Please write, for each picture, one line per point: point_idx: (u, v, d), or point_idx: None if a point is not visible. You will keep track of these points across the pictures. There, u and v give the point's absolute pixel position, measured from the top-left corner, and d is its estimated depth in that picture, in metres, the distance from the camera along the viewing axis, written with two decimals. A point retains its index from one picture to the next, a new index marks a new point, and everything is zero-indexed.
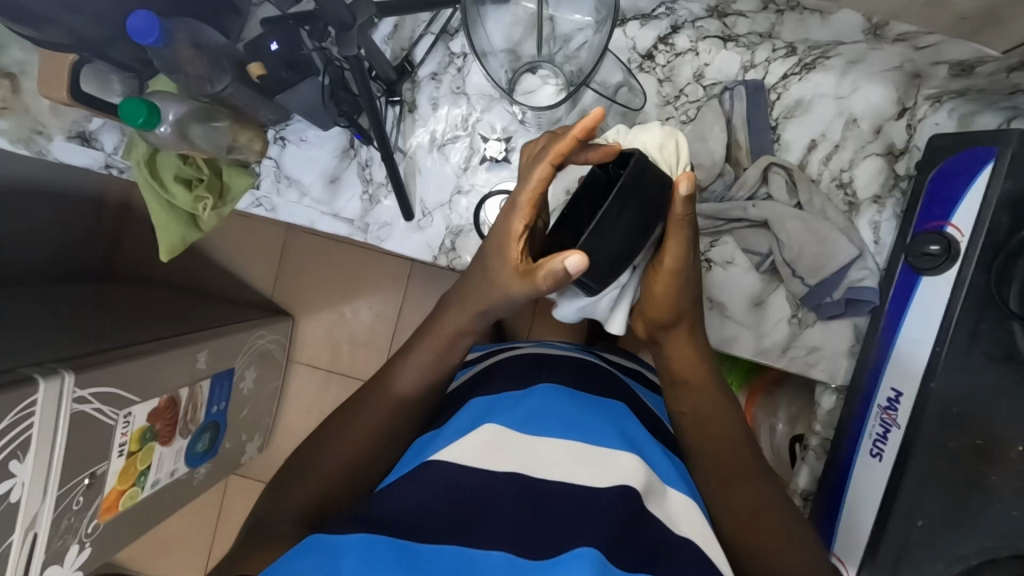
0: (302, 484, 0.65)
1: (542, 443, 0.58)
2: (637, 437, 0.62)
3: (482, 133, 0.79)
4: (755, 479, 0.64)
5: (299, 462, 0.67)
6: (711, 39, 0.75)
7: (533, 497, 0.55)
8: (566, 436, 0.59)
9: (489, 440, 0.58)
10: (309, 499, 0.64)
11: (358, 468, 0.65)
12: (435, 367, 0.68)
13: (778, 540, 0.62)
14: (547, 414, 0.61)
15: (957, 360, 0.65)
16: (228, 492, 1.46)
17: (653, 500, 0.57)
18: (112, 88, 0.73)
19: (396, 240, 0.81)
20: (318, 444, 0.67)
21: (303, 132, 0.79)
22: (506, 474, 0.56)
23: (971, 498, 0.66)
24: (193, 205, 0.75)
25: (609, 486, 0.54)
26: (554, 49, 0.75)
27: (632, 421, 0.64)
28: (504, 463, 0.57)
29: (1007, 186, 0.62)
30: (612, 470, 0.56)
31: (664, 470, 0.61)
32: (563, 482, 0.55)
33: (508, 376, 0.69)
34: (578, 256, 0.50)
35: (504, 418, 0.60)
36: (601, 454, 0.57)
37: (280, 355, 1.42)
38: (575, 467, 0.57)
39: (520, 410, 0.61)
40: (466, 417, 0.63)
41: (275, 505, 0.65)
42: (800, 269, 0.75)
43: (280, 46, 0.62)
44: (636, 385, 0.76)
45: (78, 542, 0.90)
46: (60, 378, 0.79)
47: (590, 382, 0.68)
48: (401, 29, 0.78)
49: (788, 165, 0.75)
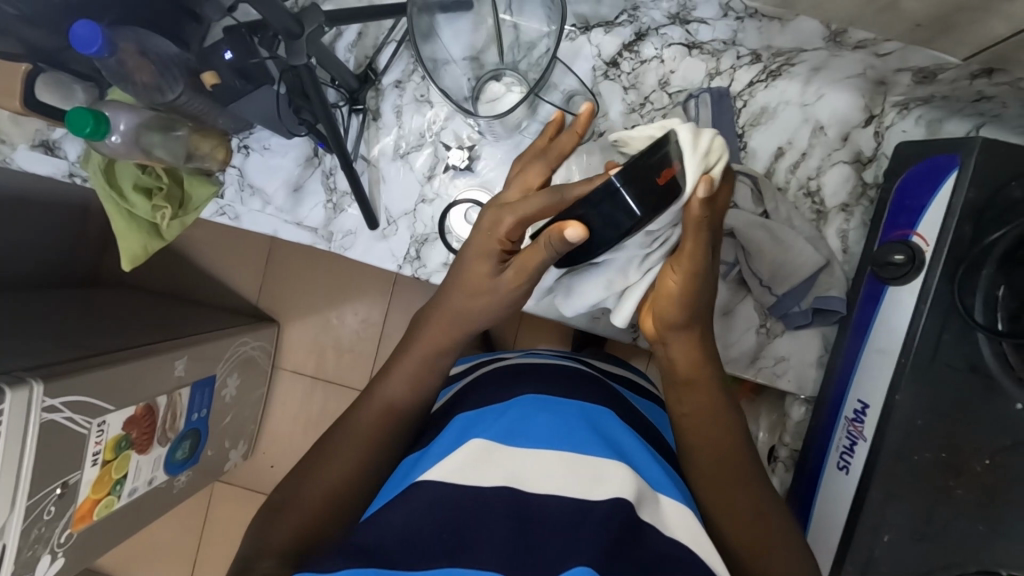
0: (288, 511, 0.58)
1: (529, 455, 0.56)
2: (629, 444, 0.59)
3: (445, 141, 0.78)
4: (752, 484, 0.60)
5: (280, 493, 0.61)
6: (675, 46, 0.75)
7: (525, 512, 0.52)
8: (553, 445, 0.56)
9: (474, 456, 0.56)
10: (302, 527, 0.58)
11: (352, 486, 0.60)
12: (423, 375, 0.65)
13: (777, 547, 0.57)
14: (533, 424, 0.58)
15: (922, 372, 0.63)
16: (214, 499, 1.45)
17: (647, 508, 0.54)
18: (75, 97, 0.72)
19: (360, 249, 0.81)
20: (302, 472, 0.61)
21: (266, 140, 0.79)
22: (496, 490, 0.53)
23: (937, 512, 0.64)
24: (153, 214, 0.75)
25: (608, 495, 0.52)
26: (518, 56, 0.74)
27: (622, 426, 0.61)
28: (492, 478, 0.54)
29: (970, 195, 0.61)
30: (603, 479, 0.53)
31: (659, 477, 0.57)
32: (553, 494, 0.53)
33: (486, 390, 0.67)
34: (578, 226, 0.50)
35: (489, 432, 0.58)
36: (593, 463, 0.54)
37: (265, 362, 1.41)
38: (565, 478, 0.54)
39: (504, 423, 0.59)
40: (453, 431, 0.61)
41: (259, 541, 0.57)
42: (767, 280, 0.74)
43: (234, 55, 0.61)
44: (626, 392, 0.74)
45: (50, 552, 0.89)
46: (28, 388, 0.78)
47: (578, 389, 0.65)
48: (365, 37, 0.78)
49: (753, 173, 0.73)
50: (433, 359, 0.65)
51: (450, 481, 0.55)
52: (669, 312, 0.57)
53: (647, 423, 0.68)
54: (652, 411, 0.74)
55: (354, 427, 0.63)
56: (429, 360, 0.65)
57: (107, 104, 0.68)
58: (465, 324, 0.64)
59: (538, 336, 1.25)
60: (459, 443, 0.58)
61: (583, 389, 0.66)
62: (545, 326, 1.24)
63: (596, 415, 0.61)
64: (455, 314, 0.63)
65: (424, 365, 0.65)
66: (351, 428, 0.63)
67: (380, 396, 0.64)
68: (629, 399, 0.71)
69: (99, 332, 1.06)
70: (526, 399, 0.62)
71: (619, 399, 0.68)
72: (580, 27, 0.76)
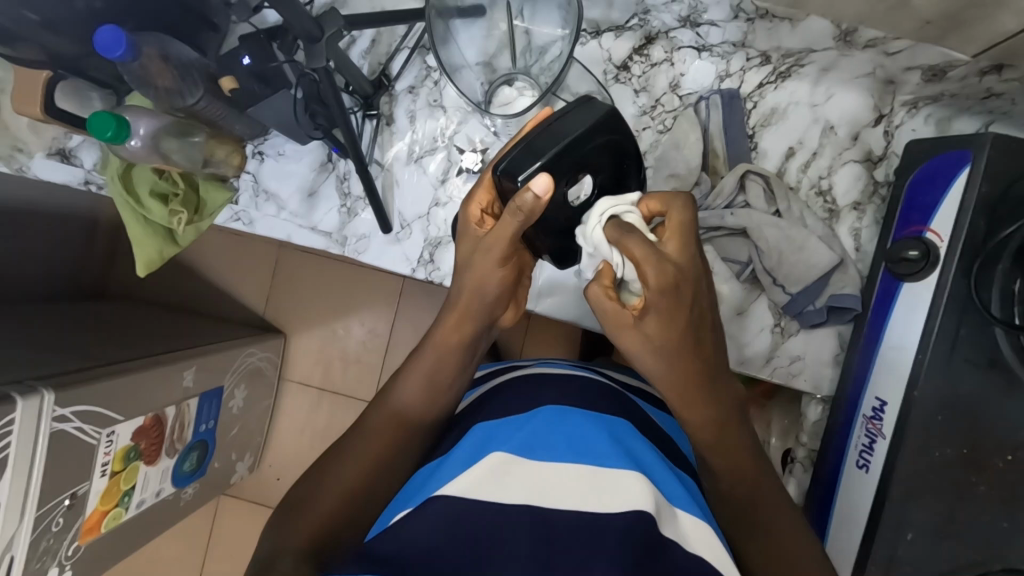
0: (307, 510, 0.58)
1: (549, 466, 0.55)
2: (647, 457, 0.58)
3: (458, 145, 0.79)
4: (767, 482, 0.58)
5: (299, 488, 0.60)
6: (686, 49, 0.76)
7: (544, 530, 0.51)
8: (571, 459, 0.55)
9: (493, 470, 0.54)
10: (317, 531, 0.57)
11: (367, 488, 0.59)
12: (440, 380, 0.63)
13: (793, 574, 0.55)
14: (551, 435, 0.57)
15: (940, 368, 0.63)
16: (219, 513, 1.43)
17: (668, 523, 0.53)
18: (93, 105, 0.73)
19: (373, 252, 0.81)
20: (321, 467, 0.61)
21: (280, 146, 0.80)
22: (515, 506, 0.52)
23: (959, 510, 0.64)
24: (169, 219, 0.75)
25: (624, 507, 0.51)
26: (530, 61, 0.75)
27: (638, 437, 0.60)
28: (509, 494, 0.53)
29: (984, 189, 0.62)
30: (622, 488, 0.52)
31: (677, 490, 0.57)
32: (574, 510, 0.52)
33: (507, 398, 0.65)
34: (544, 178, 0.52)
35: (508, 444, 0.57)
36: (612, 479, 0.53)
37: (272, 374, 1.40)
38: (585, 492, 0.53)
39: (522, 433, 0.58)
40: (471, 442, 0.59)
41: (276, 541, 0.57)
42: (780, 277, 0.75)
43: (252, 60, 0.62)
44: (643, 403, 0.73)
45: (57, 565, 0.88)
46: (40, 397, 0.78)
47: (599, 401, 0.64)
48: (379, 44, 0.79)
49: (764, 172, 0.75)
50: (448, 361, 0.63)
51: (468, 496, 0.53)
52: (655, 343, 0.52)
53: (659, 431, 0.67)
54: (669, 424, 0.73)
55: (373, 431, 0.61)
56: (447, 362, 0.63)
57: (127, 108, 0.68)
58: (482, 314, 0.61)
59: (546, 344, 1.25)
60: (479, 455, 0.57)
61: (605, 402, 0.64)
62: (553, 334, 1.24)
63: (616, 427, 0.60)
64: (470, 300, 0.61)
65: (442, 364, 0.63)
66: (365, 433, 0.62)
67: (398, 397, 0.63)
68: (646, 412, 0.71)
69: (109, 343, 1.06)
70: (546, 409, 0.60)
71: (633, 412, 0.67)
72: (590, 31, 0.77)
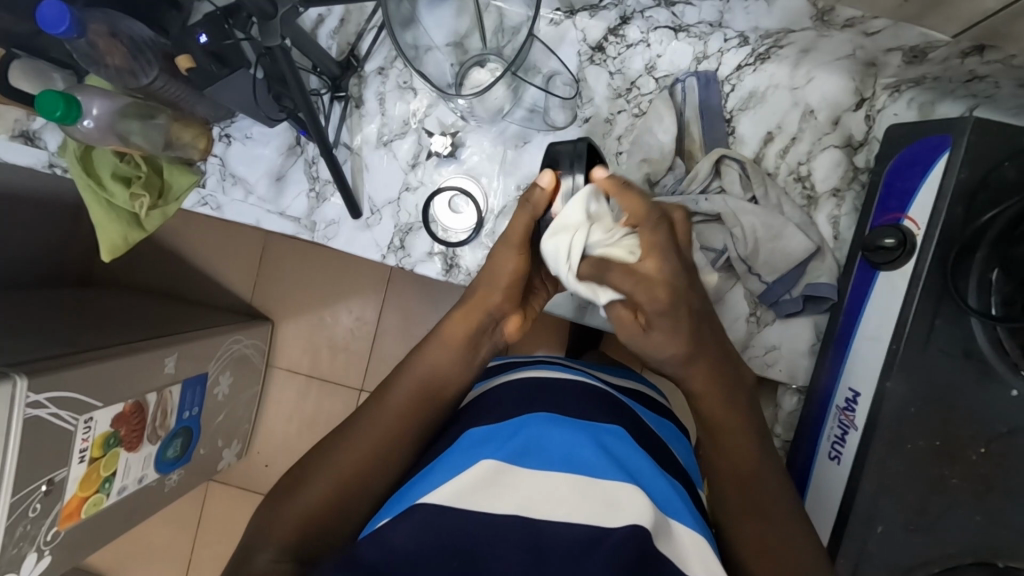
0: (294, 496, 0.55)
1: (541, 478, 0.51)
2: (642, 466, 0.54)
3: (429, 128, 0.77)
4: (772, 486, 0.58)
5: (289, 476, 0.57)
6: (662, 30, 0.74)
7: (535, 543, 0.48)
8: (567, 470, 0.51)
9: (483, 481, 0.50)
10: (308, 516, 0.54)
11: (359, 484, 0.56)
12: (454, 365, 0.62)
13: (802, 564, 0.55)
14: (548, 445, 0.53)
15: (914, 358, 0.61)
16: (208, 499, 1.43)
17: (663, 539, 0.50)
18: (53, 86, 0.70)
19: (344, 239, 0.79)
20: (314, 457, 0.58)
21: (247, 129, 0.78)
22: (505, 517, 0.49)
23: (931, 502, 0.62)
24: (131, 203, 0.73)
25: (622, 526, 0.48)
26: (503, 41, 0.73)
27: (631, 443, 0.56)
28: (501, 504, 0.49)
29: (963, 176, 0.59)
30: (617, 505, 0.49)
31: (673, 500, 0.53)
32: (567, 523, 0.49)
33: (486, 406, 0.60)
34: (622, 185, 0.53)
35: (501, 452, 0.52)
36: (606, 489, 0.50)
37: (259, 361, 1.39)
38: (578, 505, 0.49)
39: (518, 441, 0.53)
40: (462, 445, 0.55)
41: (263, 524, 0.55)
42: (756, 267, 0.73)
43: (208, 38, 0.59)
44: (638, 405, 0.70)
45: (36, 550, 0.87)
46: (12, 381, 0.77)
47: (596, 406, 0.60)
48: (347, 24, 0.77)
49: (741, 158, 0.73)
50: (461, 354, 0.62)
51: (457, 505, 0.49)
52: (649, 347, 0.55)
53: (650, 431, 0.64)
54: (662, 426, 0.69)
55: (372, 419, 0.59)
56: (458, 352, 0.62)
57: (83, 89, 0.66)
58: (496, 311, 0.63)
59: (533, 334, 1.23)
60: (470, 459, 0.52)
61: (603, 407, 0.60)
62: (539, 323, 1.23)
63: (607, 432, 0.56)
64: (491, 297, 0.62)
65: (455, 349, 0.62)
66: (367, 417, 0.59)
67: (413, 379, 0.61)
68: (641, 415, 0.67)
69: (89, 329, 1.05)
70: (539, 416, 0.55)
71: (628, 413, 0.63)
72: (565, 11, 0.75)
